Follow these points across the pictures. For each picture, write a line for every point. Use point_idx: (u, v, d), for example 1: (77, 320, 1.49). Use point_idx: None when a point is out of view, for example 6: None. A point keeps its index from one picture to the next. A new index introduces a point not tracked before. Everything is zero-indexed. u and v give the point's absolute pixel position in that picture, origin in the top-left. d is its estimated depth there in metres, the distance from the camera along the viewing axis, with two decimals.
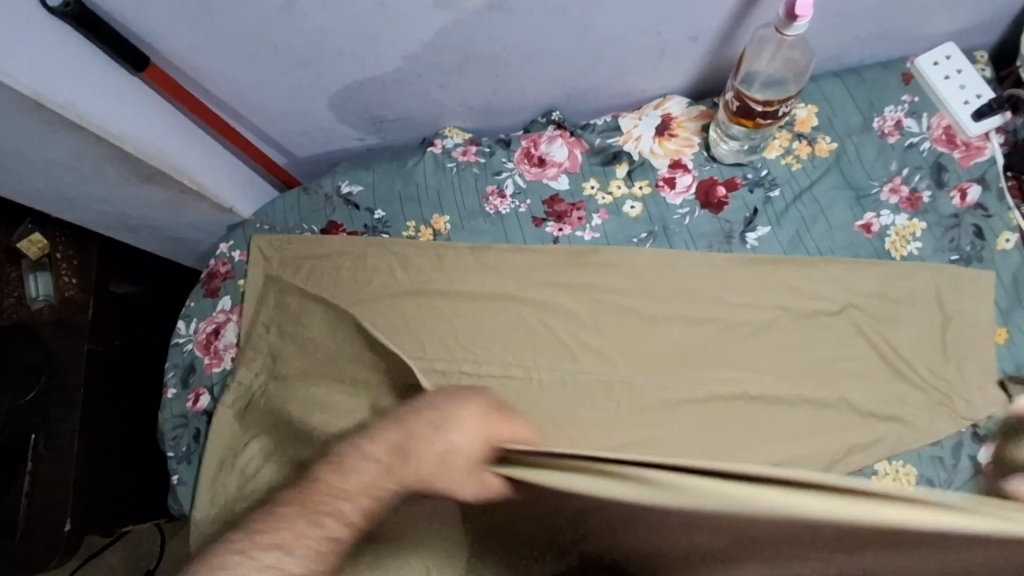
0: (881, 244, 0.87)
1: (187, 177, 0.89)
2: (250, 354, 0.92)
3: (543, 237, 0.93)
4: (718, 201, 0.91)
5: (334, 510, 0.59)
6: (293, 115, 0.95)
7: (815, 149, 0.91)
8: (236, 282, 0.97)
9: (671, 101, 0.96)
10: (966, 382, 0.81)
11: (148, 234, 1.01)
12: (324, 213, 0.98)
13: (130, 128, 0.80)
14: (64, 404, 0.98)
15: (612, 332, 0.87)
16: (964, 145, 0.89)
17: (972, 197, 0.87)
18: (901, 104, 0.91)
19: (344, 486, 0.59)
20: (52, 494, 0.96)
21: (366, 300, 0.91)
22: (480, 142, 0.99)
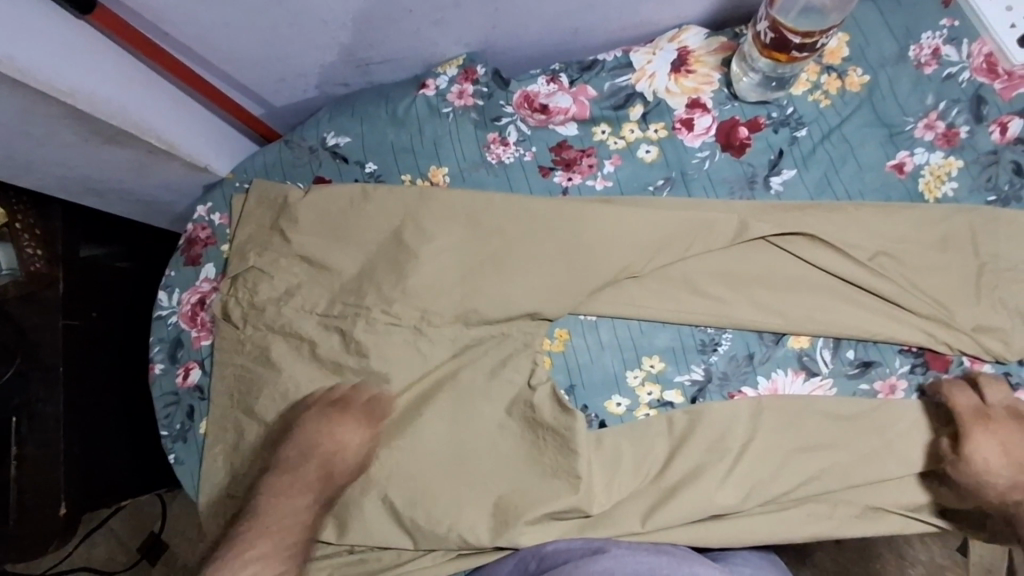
0: (914, 185, 0.82)
1: (154, 136, 0.79)
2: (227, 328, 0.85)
3: (551, 188, 0.86)
4: (739, 143, 0.85)
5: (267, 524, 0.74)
6: (271, 61, 0.85)
7: (845, 84, 0.84)
8: (219, 248, 0.90)
9: (688, 33, 0.87)
10: (1001, 327, 0.78)
11: (116, 197, 0.92)
12: (310, 167, 0.90)
13: (82, 85, 0.69)
14: (45, 385, 0.91)
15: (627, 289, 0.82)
16: (1006, 75, 0.82)
17: (1013, 132, 0.81)
18: (940, 29, 0.83)
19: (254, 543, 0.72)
20: (40, 478, 0.90)
21: (348, 270, 0.84)
22: (477, 77, 0.89)
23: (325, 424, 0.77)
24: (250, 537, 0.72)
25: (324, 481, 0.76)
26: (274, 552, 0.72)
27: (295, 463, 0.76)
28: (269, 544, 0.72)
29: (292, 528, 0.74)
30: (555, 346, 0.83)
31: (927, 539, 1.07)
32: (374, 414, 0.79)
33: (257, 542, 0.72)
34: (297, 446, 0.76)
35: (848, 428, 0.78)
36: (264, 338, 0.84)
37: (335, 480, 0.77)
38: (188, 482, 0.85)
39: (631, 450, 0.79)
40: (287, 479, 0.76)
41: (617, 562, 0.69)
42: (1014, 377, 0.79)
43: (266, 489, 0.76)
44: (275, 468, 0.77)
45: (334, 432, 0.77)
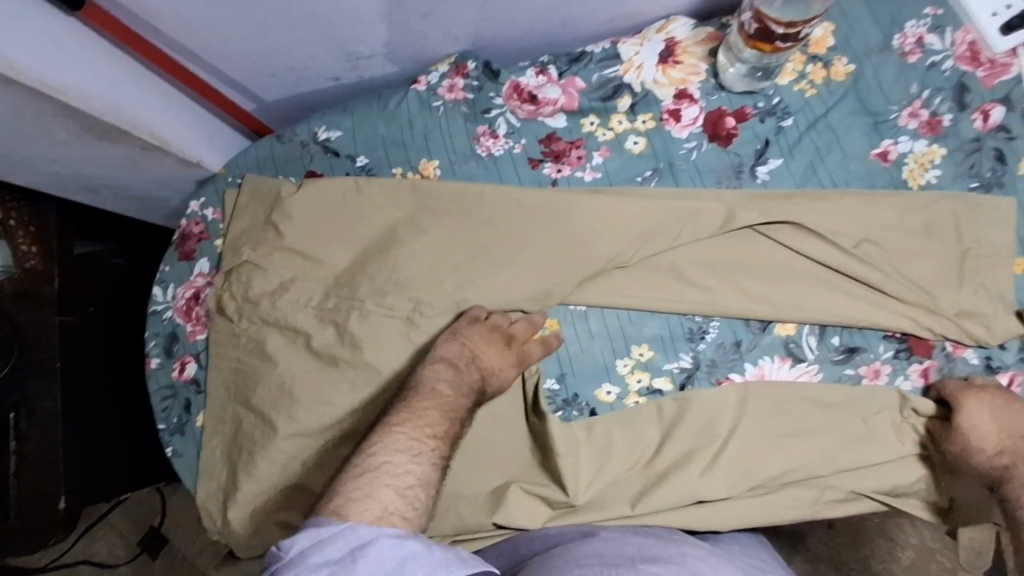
0: (898, 172, 0.83)
1: (146, 132, 0.80)
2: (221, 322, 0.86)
3: (541, 179, 0.87)
4: (726, 133, 0.85)
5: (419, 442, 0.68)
6: (261, 56, 0.85)
7: (830, 73, 0.85)
8: (212, 243, 0.91)
9: (676, 24, 0.88)
10: (982, 311, 0.79)
11: (110, 194, 0.93)
12: (301, 162, 0.91)
13: (74, 82, 0.70)
14: (41, 379, 0.92)
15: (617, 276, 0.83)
16: (989, 62, 0.83)
17: (995, 119, 0.82)
18: (923, 18, 0.84)
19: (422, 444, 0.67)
20: (39, 473, 0.91)
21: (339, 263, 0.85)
22: (468, 72, 0.89)
23: (485, 342, 0.76)
24: (429, 418, 0.70)
25: (478, 392, 0.75)
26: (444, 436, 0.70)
27: (465, 368, 0.75)
28: (445, 427, 0.70)
29: (461, 417, 0.72)
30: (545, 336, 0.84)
31: (917, 521, 1.09)
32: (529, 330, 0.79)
33: (427, 422, 0.69)
34: (459, 352, 0.75)
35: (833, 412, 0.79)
36: (259, 332, 0.85)
37: (490, 386, 0.77)
38: (186, 473, 0.86)
39: (621, 438, 0.80)
40: (453, 368, 0.74)
41: (604, 544, 0.70)
42: (996, 361, 0.80)
43: (438, 373, 0.74)
44: (445, 358, 0.75)
45: (488, 345, 0.76)
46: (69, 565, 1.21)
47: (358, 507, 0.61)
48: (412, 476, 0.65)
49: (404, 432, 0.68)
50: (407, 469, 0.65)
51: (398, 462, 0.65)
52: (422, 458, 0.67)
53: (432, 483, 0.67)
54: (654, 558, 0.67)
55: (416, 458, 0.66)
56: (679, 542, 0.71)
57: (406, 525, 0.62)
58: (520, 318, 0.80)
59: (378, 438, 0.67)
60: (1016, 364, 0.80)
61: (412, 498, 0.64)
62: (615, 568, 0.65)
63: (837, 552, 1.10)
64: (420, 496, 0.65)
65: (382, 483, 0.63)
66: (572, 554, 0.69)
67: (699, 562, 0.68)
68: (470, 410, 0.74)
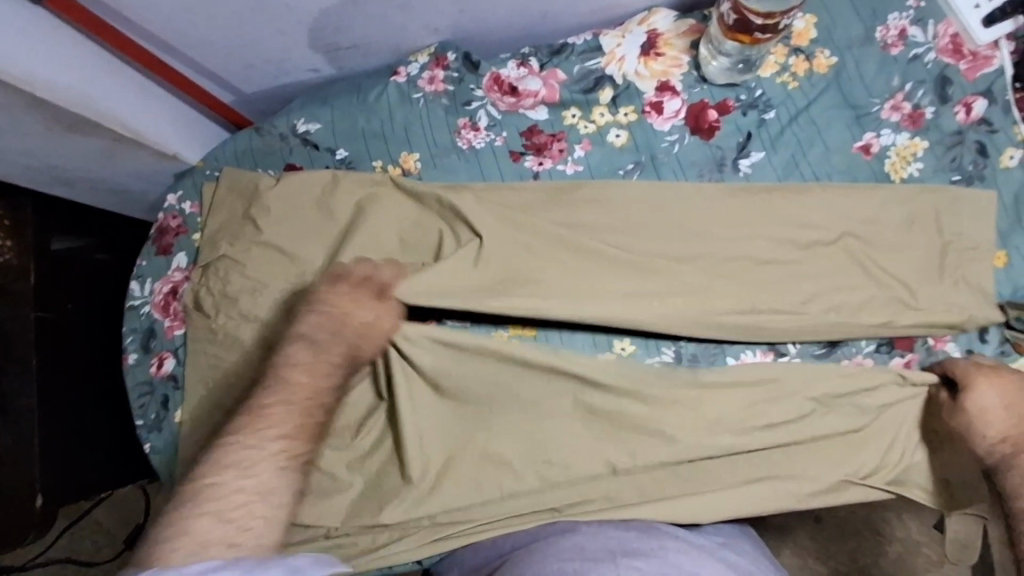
0: (880, 166, 0.83)
1: (119, 125, 0.79)
2: (198, 317, 0.85)
3: (522, 173, 0.87)
4: (708, 126, 0.85)
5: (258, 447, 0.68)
6: (237, 46, 0.84)
7: (812, 65, 0.85)
8: (190, 237, 0.90)
9: (657, 15, 0.87)
10: (964, 304, 0.79)
11: (87, 188, 0.92)
12: (281, 155, 0.90)
13: (40, 73, 0.69)
14: (19, 376, 0.91)
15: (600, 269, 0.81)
16: (971, 55, 0.82)
17: (977, 112, 0.82)
18: (905, 10, 0.83)
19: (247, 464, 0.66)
20: (14, 471, 0.90)
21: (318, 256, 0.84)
22: (448, 64, 0.89)
23: (349, 300, 0.74)
24: (270, 420, 0.70)
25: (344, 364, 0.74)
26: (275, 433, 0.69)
27: (321, 342, 0.73)
28: (288, 425, 0.70)
29: (309, 408, 0.72)
30: (527, 331, 0.83)
31: (903, 514, 1.09)
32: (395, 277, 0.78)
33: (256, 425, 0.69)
34: (311, 327, 0.74)
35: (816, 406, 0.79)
36: (236, 326, 0.84)
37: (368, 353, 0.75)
38: (164, 470, 0.85)
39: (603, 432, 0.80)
40: (313, 352, 0.73)
41: (586, 540, 0.70)
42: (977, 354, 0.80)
43: (297, 359, 0.73)
44: (298, 340, 0.74)
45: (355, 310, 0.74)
46: (56, 561, 1.20)
47: (206, 531, 0.61)
48: (246, 490, 0.65)
49: (237, 446, 0.68)
50: (236, 484, 0.65)
51: (230, 480, 0.65)
52: (260, 469, 0.67)
53: (286, 487, 0.67)
54: (633, 553, 0.67)
55: (252, 470, 0.66)
56: (660, 537, 0.71)
57: (262, 543, 0.63)
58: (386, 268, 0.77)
59: (207, 459, 0.67)
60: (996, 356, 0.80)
61: (257, 510, 0.64)
62: (598, 562, 0.64)
63: (823, 544, 1.10)
64: (272, 505, 0.65)
65: (204, 512, 0.62)
66: (553, 549, 0.68)
67: (680, 555, 0.67)
68: (335, 394, 0.74)
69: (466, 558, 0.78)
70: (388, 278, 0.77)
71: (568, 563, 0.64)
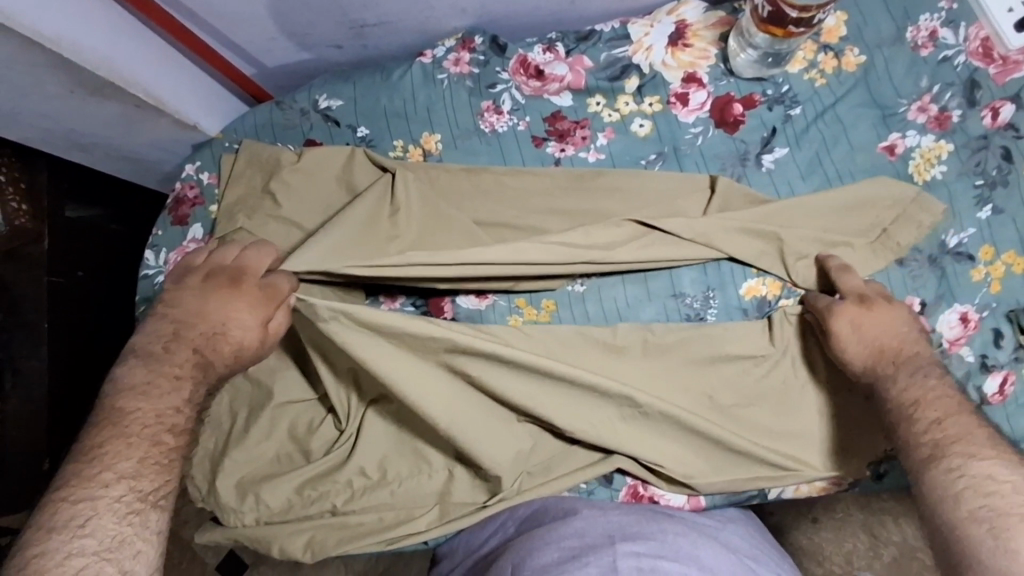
0: (903, 167, 0.82)
1: (142, 90, 0.78)
2: None
3: (544, 158, 0.86)
4: (733, 119, 0.84)
5: (147, 453, 0.64)
6: (263, 18, 0.83)
7: (841, 63, 0.84)
8: (206, 208, 0.89)
9: (687, 6, 0.86)
10: (978, 309, 0.80)
11: (103, 154, 0.91)
12: (301, 130, 0.90)
13: (67, 33, 0.68)
14: (29, 340, 0.91)
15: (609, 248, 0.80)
16: (1001, 59, 0.81)
17: (1004, 117, 0.81)
18: (937, 12, 0.83)
19: (115, 471, 0.62)
20: (24, 434, 0.91)
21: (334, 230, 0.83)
22: (474, 46, 0.88)
23: (194, 301, 0.72)
24: (104, 461, 0.62)
25: (197, 365, 0.69)
26: (120, 442, 0.64)
27: (153, 354, 0.69)
28: (134, 459, 0.63)
29: (158, 434, 0.65)
30: (540, 316, 0.83)
31: (901, 519, 1.10)
32: (270, 264, 0.75)
33: (100, 440, 0.64)
34: (155, 340, 0.70)
35: (829, 405, 0.79)
36: None
37: (241, 352, 0.71)
38: None
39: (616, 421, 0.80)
40: (149, 372, 0.68)
41: (587, 524, 0.67)
42: (993, 359, 0.79)
43: (131, 381, 0.68)
44: (133, 360, 0.69)
45: (207, 305, 0.71)
46: None
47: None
48: (86, 552, 0.57)
49: (67, 502, 0.59)
50: (74, 548, 0.57)
51: (57, 547, 0.57)
52: (97, 525, 0.59)
53: (156, 522, 0.62)
54: (633, 536, 0.65)
55: (89, 529, 0.58)
56: (660, 519, 0.71)
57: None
58: (249, 253, 0.74)
59: (44, 520, 0.58)
60: (1009, 362, 0.79)
61: (126, 560, 0.58)
62: (597, 547, 0.63)
63: (821, 546, 1.11)
64: (138, 549, 0.60)
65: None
66: (553, 534, 0.66)
67: (679, 538, 0.67)
68: (193, 409, 0.68)
69: (474, 539, 0.79)
70: (256, 265, 0.74)
71: (567, 558, 0.62)
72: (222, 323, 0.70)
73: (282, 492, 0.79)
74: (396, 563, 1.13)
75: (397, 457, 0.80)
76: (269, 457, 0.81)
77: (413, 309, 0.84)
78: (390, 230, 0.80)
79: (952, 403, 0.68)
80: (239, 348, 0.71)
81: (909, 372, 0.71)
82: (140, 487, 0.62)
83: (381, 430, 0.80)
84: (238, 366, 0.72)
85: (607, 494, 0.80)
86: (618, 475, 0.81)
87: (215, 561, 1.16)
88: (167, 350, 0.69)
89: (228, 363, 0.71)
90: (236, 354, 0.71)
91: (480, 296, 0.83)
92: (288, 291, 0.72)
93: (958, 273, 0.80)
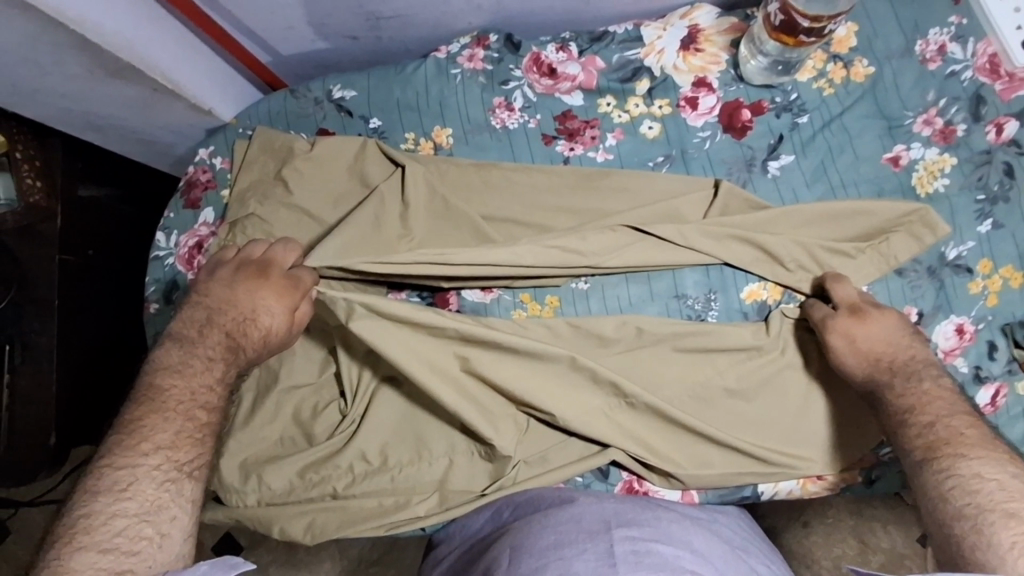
0: (907, 178, 0.84)
1: (160, 74, 0.79)
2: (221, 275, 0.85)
3: (553, 156, 0.87)
4: (741, 125, 0.86)
5: (182, 428, 0.66)
6: (282, 6, 0.84)
7: (850, 73, 0.85)
8: (219, 192, 0.90)
9: (700, 10, 0.87)
10: (974, 322, 0.81)
11: (117, 135, 0.92)
12: (314, 119, 0.91)
13: (91, 16, 0.69)
14: (38, 316, 0.92)
15: (614, 244, 0.81)
16: (1008, 76, 0.83)
17: (1008, 133, 0.82)
18: (947, 26, 0.84)
19: (152, 442, 0.64)
20: (31, 409, 0.92)
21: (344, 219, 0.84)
22: (489, 44, 0.89)
23: (225, 288, 0.74)
24: (143, 433, 0.64)
25: (229, 349, 0.71)
26: (159, 414, 0.66)
27: (188, 337, 0.72)
28: (171, 432, 0.65)
29: (192, 411, 0.67)
30: (544, 312, 0.84)
31: (890, 526, 1.11)
32: (297, 257, 0.76)
33: (140, 414, 0.66)
34: (192, 325, 0.72)
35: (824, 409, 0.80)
36: None
37: (269, 338, 0.72)
38: None
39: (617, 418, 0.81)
40: (184, 353, 0.70)
41: (584, 510, 0.69)
42: (986, 371, 0.80)
43: (166, 363, 0.70)
44: (169, 343, 0.71)
45: (237, 292, 0.73)
46: (56, 501, 1.11)
47: (84, 564, 0.55)
48: (127, 514, 0.59)
49: (110, 469, 0.62)
50: (117, 510, 0.59)
51: (101, 508, 0.59)
52: (137, 490, 0.61)
53: (191, 491, 0.64)
54: (629, 522, 0.67)
55: (130, 492, 0.60)
56: (655, 507, 0.72)
57: (164, 554, 0.59)
58: (277, 245, 0.76)
59: (88, 485, 0.61)
60: (1002, 374, 0.80)
61: (163, 523, 0.60)
62: (594, 534, 0.64)
63: (811, 550, 1.12)
64: (174, 514, 0.61)
65: (79, 547, 0.56)
66: (551, 519, 0.68)
67: (673, 525, 0.68)
68: (225, 388, 0.70)
69: (470, 525, 0.80)
70: (282, 259, 0.75)
71: (566, 541, 0.64)
72: (252, 309, 0.72)
73: (285, 475, 0.81)
74: (391, 550, 1.15)
75: (398, 442, 0.82)
76: (272, 440, 0.83)
77: (419, 299, 0.85)
78: (399, 221, 0.82)
79: (945, 408, 0.69)
80: (267, 334, 0.72)
81: (905, 368, 0.72)
82: (173, 460, 0.64)
83: (382, 415, 0.82)
84: (265, 351, 0.73)
85: (603, 487, 0.82)
86: (614, 469, 0.82)
87: (211, 543, 1.17)
88: (202, 334, 0.72)
89: (256, 348, 0.72)
90: (265, 339, 0.72)
91: (486, 290, 0.84)
92: (312, 284, 0.74)
93: (955, 285, 0.82)
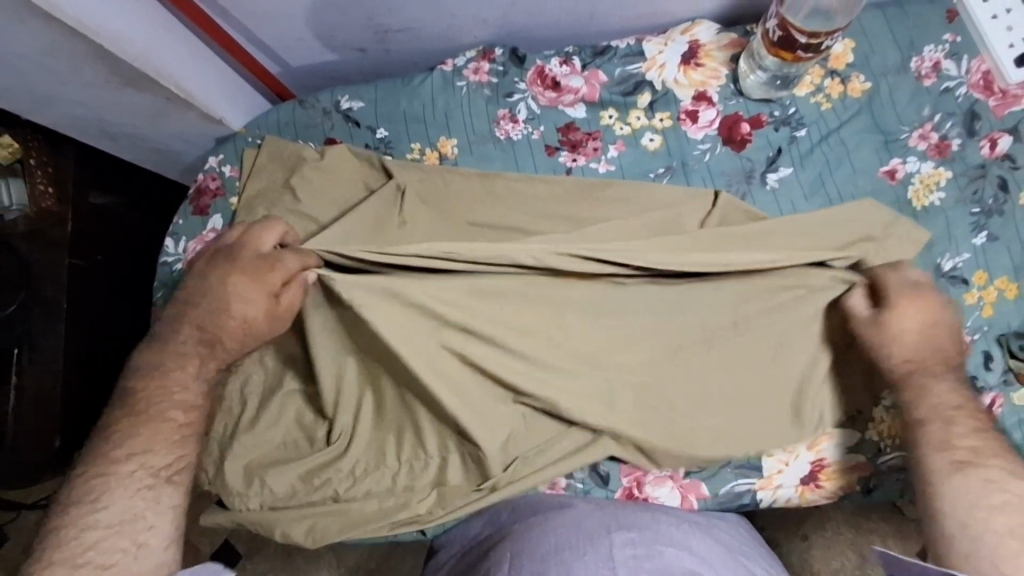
0: (903, 191, 0.85)
1: (175, 84, 0.81)
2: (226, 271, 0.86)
3: (555, 167, 0.89)
4: (740, 138, 0.88)
5: (153, 435, 0.71)
6: (293, 19, 0.86)
7: (847, 89, 0.87)
8: (227, 199, 0.92)
9: (700, 27, 0.90)
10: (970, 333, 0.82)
11: (128, 143, 0.94)
12: (322, 129, 0.93)
13: (111, 27, 0.72)
14: (46, 319, 0.93)
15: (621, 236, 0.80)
16: (1001, 93, 0.85)
17: (1001, 148, 0.84)
18: (941, 44, 0.86)
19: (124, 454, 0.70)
20: (38, 411, 0.93)
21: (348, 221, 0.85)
22: (494, 58, 0.91)
23: (206, 279, 0.74)
24: (117, 441, 0.70)
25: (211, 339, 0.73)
26: (135, 422, 0.71)
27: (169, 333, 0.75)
28: (144, 437, 0.71)
29: (165, 412, 0.72)
30: None
31: (889, 540, 1.11)
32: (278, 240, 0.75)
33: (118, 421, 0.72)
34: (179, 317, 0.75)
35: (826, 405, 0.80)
36: None
37: (248, 326, 0.73)
38: None
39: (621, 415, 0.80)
40: (159, 352, 0.74)
41: (583, 514, 0.70)
42: (983, 382, 0.81)
43: (143, 363, 0.74)
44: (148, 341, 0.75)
45: (216, 284, 0.73)
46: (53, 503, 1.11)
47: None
48: (100, 525, 0.66)
49: (90, 477, 0.69)
50: (87, 522, 0.66)
51: (74, 520, 0.66)
52: (111, 500, 0.68)
53: (169, 497, 0.70)
54: (628, 526, 0.68)
55: (104, 502, 0.67)
56: (653, 511, 0.73)
57: (139, 564, 0.66)
58: (257, 231, 0.75)
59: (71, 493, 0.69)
60: (998, 385, 0.81)
61: (139, 533, 0.67)
62: (593, 537, 0.65)
63: (811, 563, 1.12)
64: (149, 523, 0.68)
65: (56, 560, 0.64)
66: (550, 523, 0.69)
67: (672, 528, 0.69)
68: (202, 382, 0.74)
69: (470, 529, 0.81)
70: (261, 245, 0.75)
71: (566, 545, 0.65)
72: (232, 300, 0.72)
73: (287, 479, 0.82)
74: (390, 559, 1.15)
75: (400, 443, 0.81)
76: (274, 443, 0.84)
77: None
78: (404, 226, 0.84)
79: None
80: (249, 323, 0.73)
81: None
82: (143, 469, 0.69)
83: (381, 417, 0.81)
84: (253, 344, 0.74)
85: (603, 494, 0.83)
86: (614, 476, 0.83)
87: (210, 550, 1.17)
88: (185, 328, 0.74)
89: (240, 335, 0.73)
90: (247, 328, 0.73)
91: None
92: (291, 266, 0.71)
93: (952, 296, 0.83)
